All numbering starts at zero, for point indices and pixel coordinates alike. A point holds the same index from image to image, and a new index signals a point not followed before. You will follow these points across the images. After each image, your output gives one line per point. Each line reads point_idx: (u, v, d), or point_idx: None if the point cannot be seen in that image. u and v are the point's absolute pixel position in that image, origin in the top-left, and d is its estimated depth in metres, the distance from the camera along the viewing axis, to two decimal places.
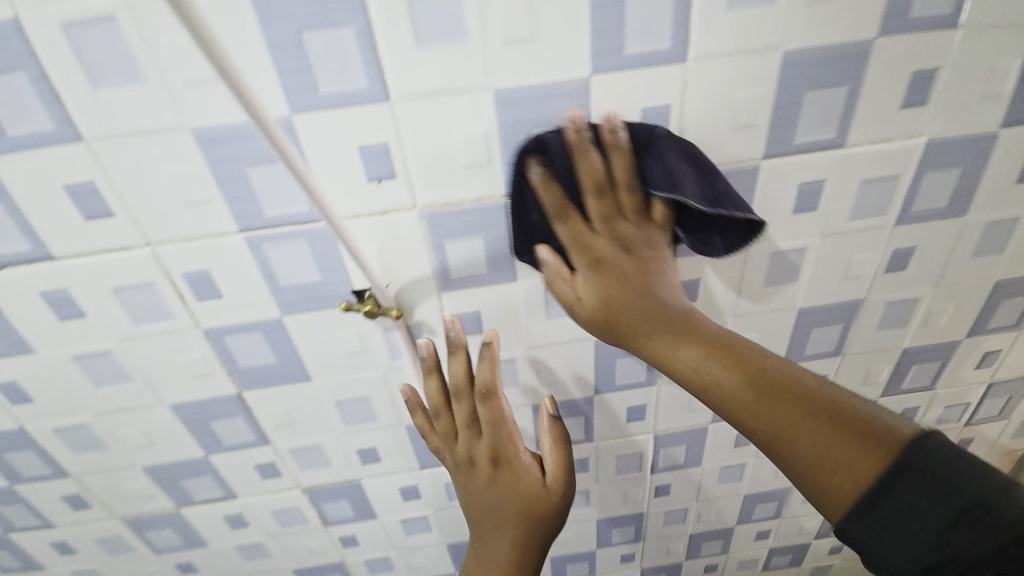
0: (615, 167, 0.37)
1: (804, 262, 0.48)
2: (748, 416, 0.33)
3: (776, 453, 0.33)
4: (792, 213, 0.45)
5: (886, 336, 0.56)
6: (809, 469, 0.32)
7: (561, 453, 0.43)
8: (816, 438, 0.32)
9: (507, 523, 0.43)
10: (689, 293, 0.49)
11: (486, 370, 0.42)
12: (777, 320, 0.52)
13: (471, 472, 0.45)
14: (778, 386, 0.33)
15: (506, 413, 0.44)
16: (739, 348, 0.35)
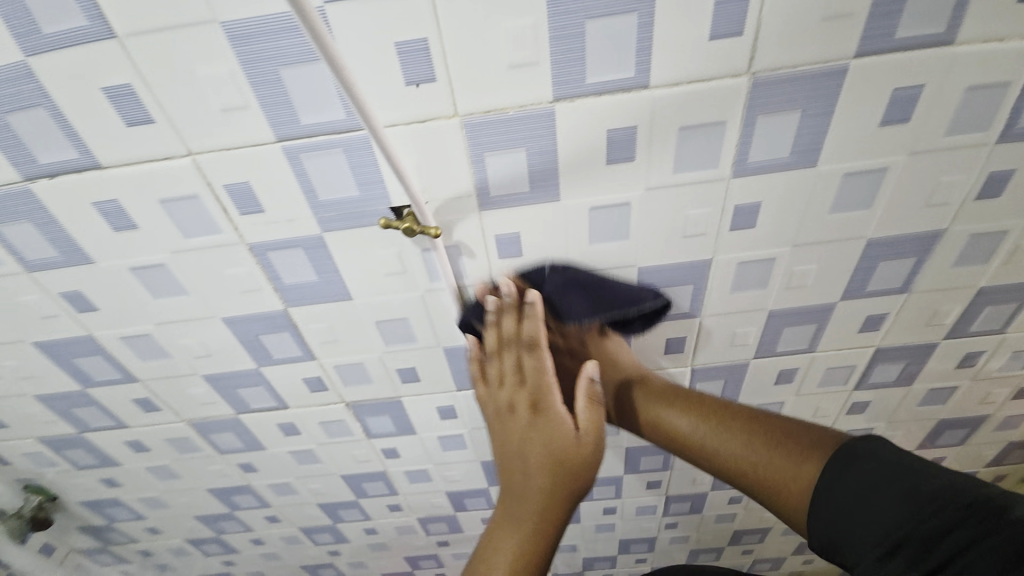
0: (525, 329, 0.48)
1: (882, 186, 0.43)
2: (723, 459, 0.46)
3: (748, 480, 0.44)
4: (877, 126, 0.39)
5: (962, 273, 0.51)
6: (761, 481, 0.43)
7: (594, 409, 0.48)
8: (756, 452, 0.44)
9: (539, 469, 0.45)
10: (746, 218, 0.45)
11: (532, 326, 0.48)
12: (841, 251, 0.48)
13: (511, 417, 0.49)
14: (729, 421, 0.48)
15: (547, 368, 0.49)
16: (701, 403, 0.50)
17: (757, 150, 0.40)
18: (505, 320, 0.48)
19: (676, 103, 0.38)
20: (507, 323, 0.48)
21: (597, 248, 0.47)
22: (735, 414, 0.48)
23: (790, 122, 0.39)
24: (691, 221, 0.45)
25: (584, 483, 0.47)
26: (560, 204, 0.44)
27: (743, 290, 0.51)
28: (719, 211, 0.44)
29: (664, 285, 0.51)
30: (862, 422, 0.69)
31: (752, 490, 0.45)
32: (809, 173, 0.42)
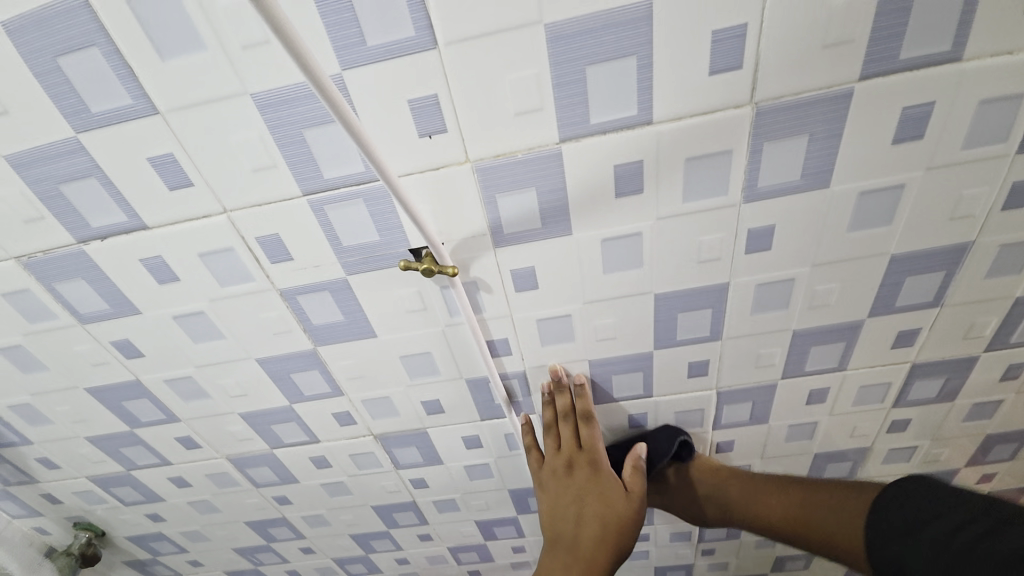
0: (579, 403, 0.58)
1: (900, 202, 0.42)
2: (780, 521, 0.57)
3: (804, 535, 0.53)
4: (889, 144, 0.39)
5: (996, 283, 0.49)
6: (829, 538, 0.50)
7: (638, 475, 0.57)
8: (817, 513, 0.52)
9: (593, 521, 0.55)
10: (760, 241, 0.45)
11: (585, 402, 0.58)
12: (863, 268, 0.47)
13: (568, 478, 0.58)
14: (800, 490, 0.57)
15: (598, 441, 0.58)
16: (785, 488, 0.59)
17: (766, 175, 0.41)
18: (559, 399, 0.58)
19: (680, 135, 0.38)
20: (560, 402, 0.58)
21: (612, 277, 0.47)
22: (789, 484, 0.59)
23: (798, 146, 0.39)
24: (704, 246, 0.45)
25: (628, 535, 0.55)
26: (573, 237, 0.45)
27: (764, 311, 0.51)
28: (732, 236, 0.45)
29: (681, 309, 0.51)
30: (904, 440, 0.66)
31: (805, 543, 0.53)
32: (822, 194, 0.42)
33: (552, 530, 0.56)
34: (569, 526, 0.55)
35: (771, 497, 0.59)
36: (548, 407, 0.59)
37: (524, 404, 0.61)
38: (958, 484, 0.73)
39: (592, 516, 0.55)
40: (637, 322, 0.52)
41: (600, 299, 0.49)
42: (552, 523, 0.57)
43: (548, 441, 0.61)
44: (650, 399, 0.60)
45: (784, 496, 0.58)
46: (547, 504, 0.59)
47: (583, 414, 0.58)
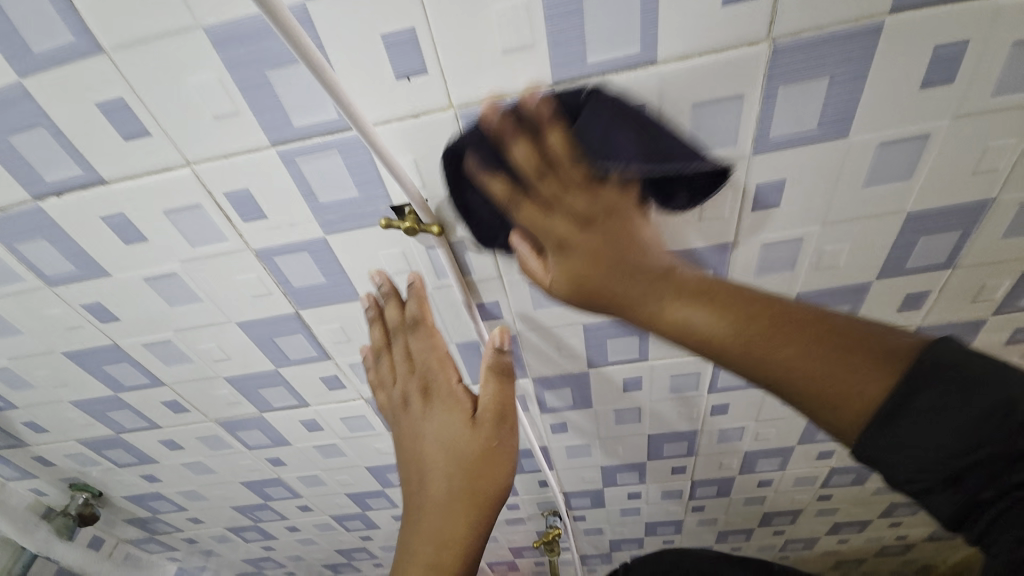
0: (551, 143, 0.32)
1: (923, 154, 0.39)
2: (738, 345, 0.27)
3: (776, 379, 0.26)
4: (916, 90, 0.35)
5: (1014, 244, 0.46)
6: (802, 393, 0.26)
7: (496, 380, 0.40)
8: (796, 356, 0.26)
9: (435, 468, 0.39)
10: (768, 197, 0.42)
11: (415, 306, 0.46)
12: (876, 227, 0.44)
13: (404, 411, 0.44)
14: (747, 301, 0.28)
15: (433, 347, 0.45)
16: (744, 296, 0.29)
17: (779, 124, 0.37)
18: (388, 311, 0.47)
19: (686, 78, 0.35)
20: (391, 314, 0.47)
21: None
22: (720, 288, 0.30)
23: (817, 92, 0.35)
24: (708, 204, 0.42)
25: (498, 484, 0.38)
26: None
27: (767, 272, 0.48)
28: (739, 192, 0.41)
29: None
30: None
31: (794, 399, 0.26)
32: (839, 146, 0.38)
33: (405, 480, 0.41)
34: (417, 467, 0.40)
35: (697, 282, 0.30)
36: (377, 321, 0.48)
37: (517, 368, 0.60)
38: None
39: (439, 444, 0.40)
40: None
41: None
42: (404, 480, 0.41)
43: (385, 370, 0.47)
44: (646, 363, 0.59)
45: (728, 318, 0.28)
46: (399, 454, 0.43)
47: (410, 323, 0.46)
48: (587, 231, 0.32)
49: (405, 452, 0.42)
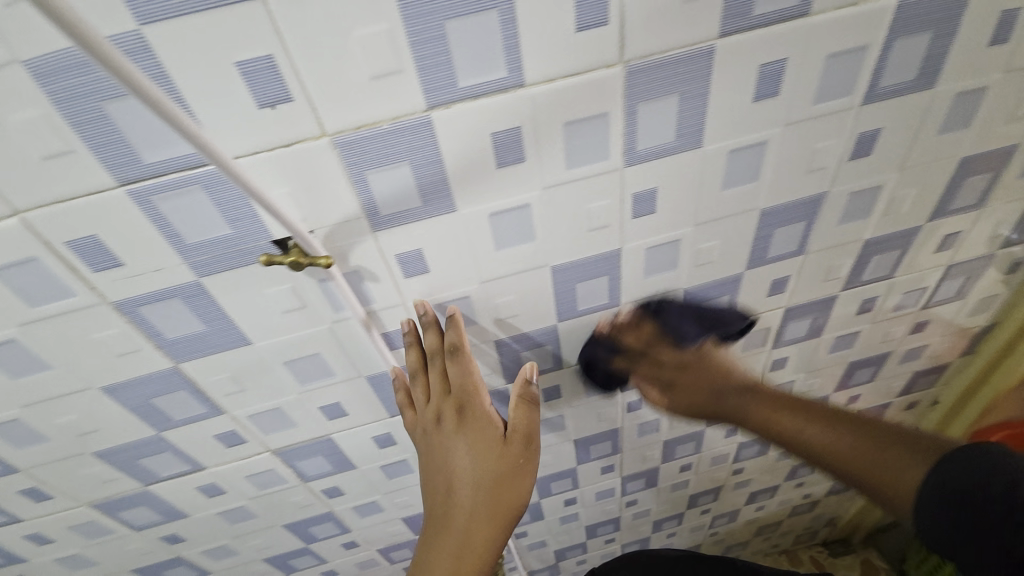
0: (451, 332, 0.47)
1: (766, 158, 0.45)
2: (823, 448, 0.50)
3: (852, 475, 0.48)
4: (751, 102, 0.40)
5: (847, 228, 0.54)
6: (849, 466, 0.48)
7: (527, 409, 0.47)
8: (855, 445, 0.48)
9: (465, 484, 0.46)
10: (645, 205, 0.45)
11: (454, 336, 0.46)
12: (739, 223, 0.50)
13: (438, 428, 0.47)
14: (843, 418, 0.51)
15: (473, 369, 0.47)
16: (847, 416, 0.51)
17: (644, 137, 0.40)
18: (427, 336, 0.47)
19: (554, 98, 0.36)
20: (431, 340, 0.47)
21: (505, 254, 0.46)
22: (840, 420, 0.51)
23: (671, 107, 0.39)
24: (593, 214, 0.45)
25: (517, 501, 0.46)
26: (458, 214, 0.41)
27: (656, 273, 0.52)
28: (619, 201, 0.44)
29: (578, 281, 0.50)
30: (784, 376, 0.74)
31: (841, 471, 0.49)
32: (698, 154, 0.43)
33: (430, 499, 0.47)
34: (444, 486, 0.46)
35: (785, 420, 0.54)
36: (413, 345, 0.47)
37: None
38: (830, 407, 0.84)
39: (470, 466, 0.46)
40: (537, 299, 0.51)
41: (497, 278, 0.48)
42: (431, 497, 0.47)
43: (420, 392, 0.49)
44: (559, 371, 0.61)
45: (836, 430, 0.50)
46: (422, 469, 0.48)
47: (448, 352, 0.47)
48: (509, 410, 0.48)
49: (433, 477, 0.47)
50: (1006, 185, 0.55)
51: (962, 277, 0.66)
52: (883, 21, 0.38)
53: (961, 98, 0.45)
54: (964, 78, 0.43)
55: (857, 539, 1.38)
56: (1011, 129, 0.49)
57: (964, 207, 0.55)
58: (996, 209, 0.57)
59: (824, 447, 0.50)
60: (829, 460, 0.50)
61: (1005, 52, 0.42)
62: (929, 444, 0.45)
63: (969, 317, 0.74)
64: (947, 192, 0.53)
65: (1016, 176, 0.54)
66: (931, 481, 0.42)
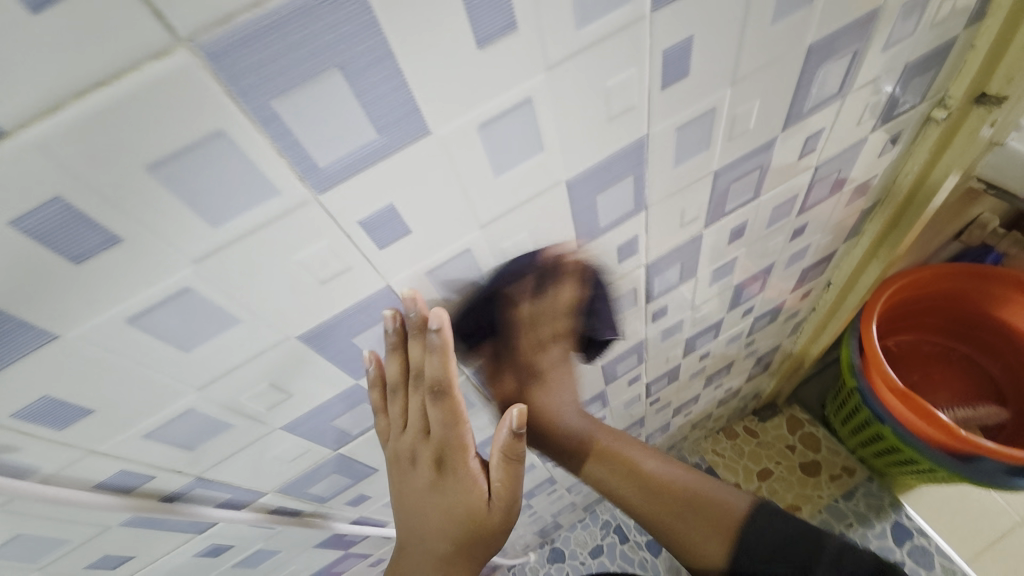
0: (433, 368, 0.40)
1: (541, 119, 0.30)
2: (650, 512, 0.59)
3: (666, 545, 0.60)
4: (474, 51, 0.25)
5: (690, 167, 0.41)
6: (684, 552, 0.59)
7: (508, 470, 0.44)
8: (643, 501, 0.59)
9: (438, 522, 0.46)
10: (389, 227, 0.30)
11: (437, 364, 0.39)
12: (544, 206, 0.36)
13: (413, 466, 0.46)
14: (669, 490, 0.59)
15: (461, 413, 0.43)
16: (626, 456, 0.60)
17: (319, 149, 0.24)
18: (412, 348, 0.39)
19: (93, 138, 0.20)
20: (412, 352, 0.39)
21: (207, 350, 0.31)
22: (666, 482, 0.59)
23: (337, 91, 0.23)
24: (313, 264, 0.30)
25: (486, 540, 0.46)
26: (70, 336, 0.26)
27: (459, 291, 0.39)
28: (345, 237, 0.29)
29: (351, 333, 0.36)
30: (670, 321, 0.66)
31: (652, 518, 0.59)
32: (430, 147, 0.27)
33: (403, 540, 0.48)
34: (415, 530, 0.47)
35: (625, 490, 0.60)
36: (394, 357, 0.39)
37: (242, 496, 0.45)
38: (728, 324, 0.79)
39: (441, 515, 0.46)
40: (305, 374, 0.37)
41: (221, 375, 0.33)
42: (404, 522, 0.48)
43: (396, 412, 0.44)
44: None
45: (676, 513, 0.58)
46: (399, 500, 0.48)
47: (432, 385, 0.41)
48: (497, 469, 0.45)
49: (407, 512, 0.48)
50: (867, 63, 0.43)
51: (834, 173, 0.57)
52: None
53: None
54: None
55: (782, 403, 1.44)
56: None
57: (823, 102, 0.44)
58: (861, 93, 0.46)
59: (631, 502, 0.60)
60: (662, 535, 0.60)
61: None
62: (699, 498, 0.59)
63: (848, 206, 0.67)
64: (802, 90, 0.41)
65: (878, 49, 0.42)
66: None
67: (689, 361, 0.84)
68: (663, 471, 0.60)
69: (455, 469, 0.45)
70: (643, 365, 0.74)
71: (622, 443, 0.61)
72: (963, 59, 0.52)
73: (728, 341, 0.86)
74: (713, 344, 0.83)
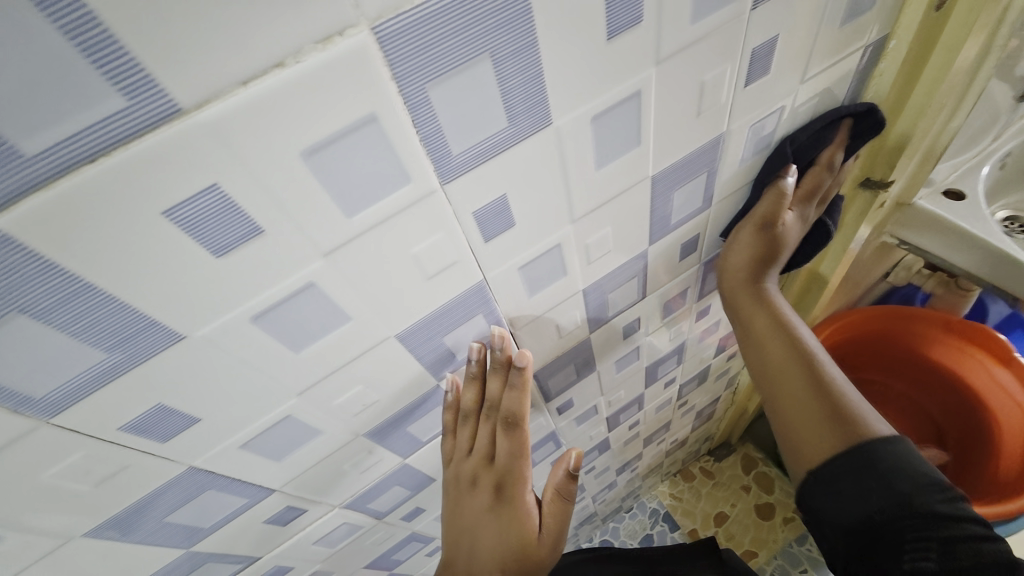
0: (510, 402, 0.42)
1: (335, 296, 0.27)
2: (787, 376, 0.45)
3: (768, 410, 0.47)
4: (213, 263, 0.22)
5: (550, 292, 0.40)
6: (784, 423, 0.45)
7: (561, 508, 0.46)
8: (798, 379, 0.44)
9: (489, 554, 0.46)
10: (166, 425, 0.27)
11: (515, 399, 0.42)
12: (375, 361, 0.33)
13: (471, 492, 0.47)
14: (810, 366, 0.44)
15: (527, 444, 0.45)
16: (787, 324, 0.47)
17: (31, 383, 0.21)
18: (491, 381, 0.42)
19: None
20: (492, 385, 0.42)
21: None
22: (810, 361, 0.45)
23: (28, 331, 0.20)
24: (73, 473, 0.26)
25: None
26: None
27: (294, 450, 0.35)
28: (107, 442, 0.26)
29: (161, 516, 0.32)
30: (581, 408, 0.64)
31: (773, 392, 0.46)
32: (190, 350, 0.25)
33: (448, 558, 0.49)
34: (462, 551, 0.48)
35: (766, 342, 0.47)
36: (473, 385, 0.42)
37: None
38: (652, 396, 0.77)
39: (492, 544, 0.46)
40: (113, 559, 0.33)
41: None
42: (450, 532, 0.49)
43: (464, 434, 0.46)
44: (261, 560, 0.44)
45: (815, 396, 0.43)
46: (451, 515, 0.50)
47: (507, 416, 0.43)
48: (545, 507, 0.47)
49: (456, 531, 0.49)
50: (728, 176, 0.42)
51: None
52: (376, 71, 0.20)
53: (607, 119, 0.29)
54: (591, 96, 0.27)
55: (736, 439, 1.46)
56: (702, 124, 0.34)
57: (690, 213, 0.43)
58: (732, 197, 0.45)
59: (772, 373, 0.46)
60: (767, 397, 0.47)
61: (636, 42, 0.26)
62: (865, 427, 0.41)
63: None
64: (870, 111, 0.42)
65: (736, 164, 0.42)
66: (841, 472, 0.40)
67: (618, 431, 0.82)
68: (844, 388, 0.43)
69: (514, 507, 0.47)
70: (564, 447, 0.72)
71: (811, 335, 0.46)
72: None
73: (657, 408, 0.84)
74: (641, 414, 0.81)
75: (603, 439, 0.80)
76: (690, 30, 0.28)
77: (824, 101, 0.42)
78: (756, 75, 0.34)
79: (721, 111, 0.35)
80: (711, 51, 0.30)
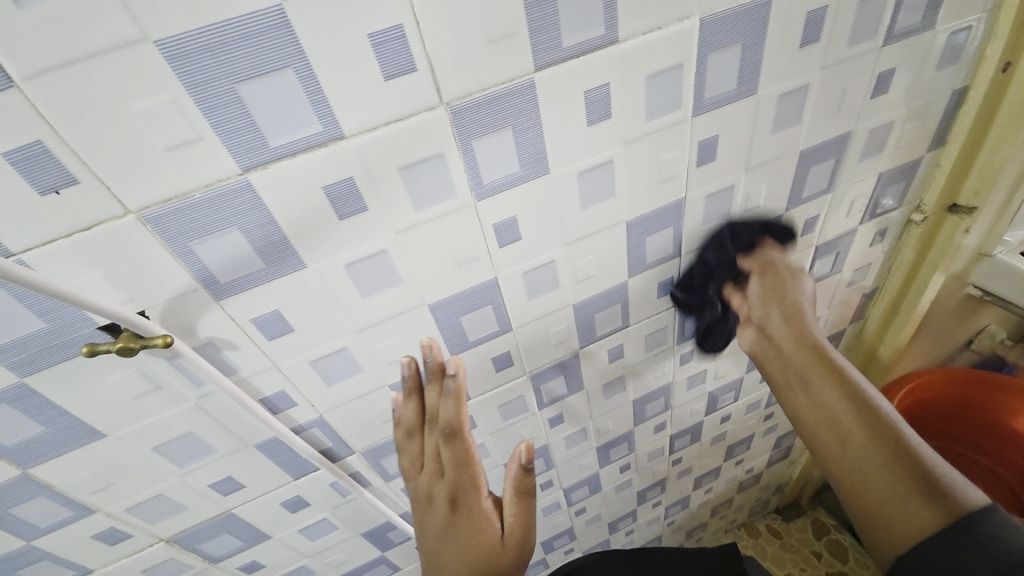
0: (450, 409, 0.50)
1: (616, 174, 0.46)
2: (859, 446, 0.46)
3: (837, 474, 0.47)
4: (586, 127, 0.41)
5: (715, 227, 0.56)
6: (860, 470, 0.45)
7: (521, 505, 0.49)
8: (879, 467, 0.44)
9: (457, 569, 0.50)
10: (508, 233, 0.45)
11: (451, 406, 0.50)
12: (609, 238, 0.51)
13: (431, 507, 0.53)
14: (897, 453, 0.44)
15: (471, 447, 0.51)
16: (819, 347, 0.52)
17: (489, 171, 0.40)
18: (427, 393, 0.51)
19: (379, 147, 0.36)
20: (430, 396, 0.51)
21: (375, 299, 0.44)
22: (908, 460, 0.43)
23: (506, 139, 0.39)
24: (457, 249, 0.44)
25: None
26: (309, 270, 0.40)
27: (539, 294, 0.52)
28: (481, 233, 0.44)
29: (460, 313, 0.50)
30: (695, 368, 0.76)
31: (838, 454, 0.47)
32: (546, 180, 0.43)
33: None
34: (437, 570, 0.51)
35: (821, 395, 0.49)
36: (412, 397, 0.51)
37: (339, 449, 0.56)
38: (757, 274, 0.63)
39: (459, 555, 0.50)
40: (421, 337, 0.49)
41: (372, 324, 0.46)
42: (423, 557, 0.54)
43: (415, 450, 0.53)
44: None
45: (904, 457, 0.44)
46: (421, 540, 0.54)
47: (445, 427, 0.51)
48: (509, 506, 0.50)
49: (428, 553, 0.53)
50: (847, 170, 0.59)
51: (833, 255, 0.71)
52: (691, 40, 0.40)
53: (786, 97, 0.48)
54: (782, 79, 0.46)
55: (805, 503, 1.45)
56: (839, 118, 0.52)
57: (816, 193, 0.59)
58: (846, 190, 0.62)
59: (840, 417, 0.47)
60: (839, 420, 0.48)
61: (813, 53, 0.46)
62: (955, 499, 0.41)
63: (850, 287, 0.79)
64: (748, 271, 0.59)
65: (853, 160, 0.58)
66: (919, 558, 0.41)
67: (710, 421, 0.91)
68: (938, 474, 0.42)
69: (474, 520, 0.51)
70: (669, 413, 0.83)
71: (877, 395, 0.48)
72: (931, 175, 0.67)
73: (746, 407, 0.93)
74: (734, 407, 0.91)
75: (697, 424, 0.90)
76: (845, 50, 0.47)
77: (920, 125, 0.59)
78: (877, 90, 0.52)
79: (852, 112, 0.53)
80: (852, 67, 0.48)
